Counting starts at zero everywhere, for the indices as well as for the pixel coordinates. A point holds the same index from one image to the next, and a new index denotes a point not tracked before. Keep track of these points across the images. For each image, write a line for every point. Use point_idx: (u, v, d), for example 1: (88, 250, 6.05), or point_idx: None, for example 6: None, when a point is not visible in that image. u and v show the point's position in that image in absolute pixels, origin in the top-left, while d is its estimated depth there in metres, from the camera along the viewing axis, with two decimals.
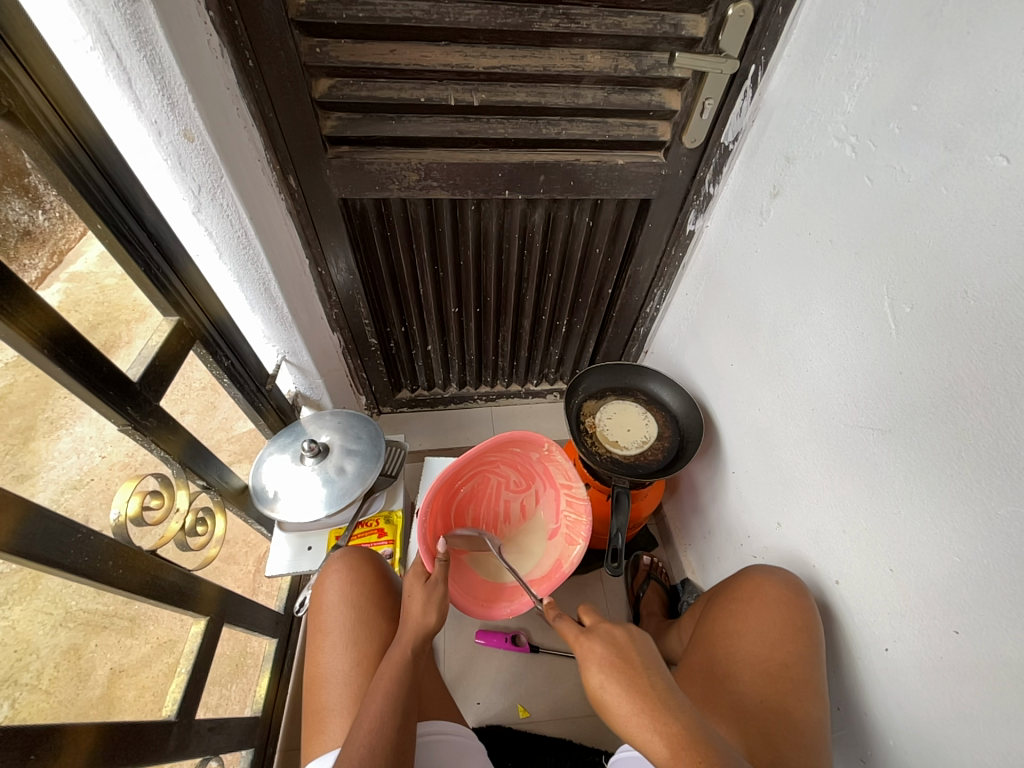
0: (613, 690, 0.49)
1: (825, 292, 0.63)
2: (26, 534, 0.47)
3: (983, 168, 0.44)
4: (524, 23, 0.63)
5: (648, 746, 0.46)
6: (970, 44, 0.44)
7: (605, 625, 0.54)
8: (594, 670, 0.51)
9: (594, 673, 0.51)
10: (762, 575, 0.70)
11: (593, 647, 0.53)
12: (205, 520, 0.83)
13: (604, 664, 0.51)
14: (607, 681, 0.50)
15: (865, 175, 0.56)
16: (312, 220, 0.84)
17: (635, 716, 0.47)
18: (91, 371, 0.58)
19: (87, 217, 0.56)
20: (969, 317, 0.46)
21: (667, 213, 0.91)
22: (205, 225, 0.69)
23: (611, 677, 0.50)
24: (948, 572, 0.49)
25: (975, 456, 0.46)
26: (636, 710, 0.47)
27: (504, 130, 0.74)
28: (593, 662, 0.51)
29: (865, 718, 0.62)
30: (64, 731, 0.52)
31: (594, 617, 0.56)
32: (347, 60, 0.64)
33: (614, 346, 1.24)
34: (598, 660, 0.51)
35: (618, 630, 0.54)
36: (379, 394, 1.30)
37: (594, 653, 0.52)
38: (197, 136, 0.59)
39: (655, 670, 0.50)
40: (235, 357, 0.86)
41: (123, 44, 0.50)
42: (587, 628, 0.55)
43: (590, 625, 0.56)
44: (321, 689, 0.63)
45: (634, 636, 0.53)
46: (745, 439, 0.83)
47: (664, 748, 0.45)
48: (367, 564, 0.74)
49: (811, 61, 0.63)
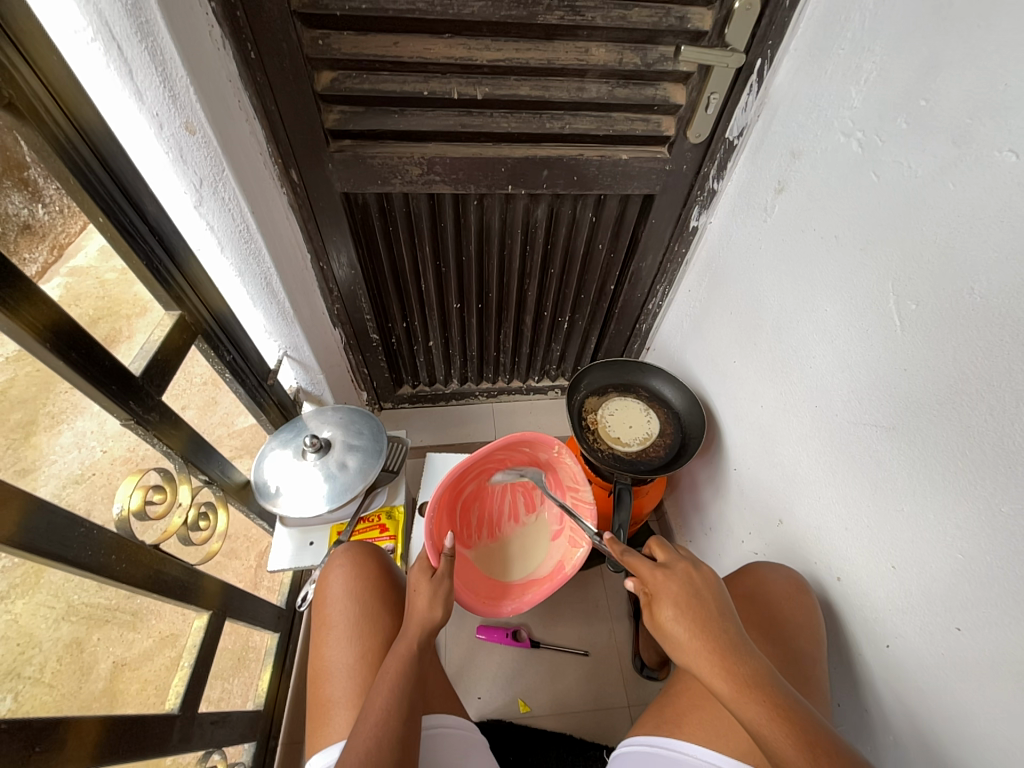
0: (683, 629, 0.50)
1: (831, 289, 0.62)
2: (29, 528, 0.47)
3: (991, 163, 0.43)
4: (528, 15, 0.63)
5: (712, 681, 0.48)
6: (980, 39, 0.44)
7: (682, 566, 0.54)
8: (667, 605, 0.52)
9: (667, 607, 0.52)
10: (765, 573, 0.71)
11: (668, 587, 0.53)
12: (208, 515, 0.82)
13: (678, 604, 0.52)
14: (681, 620, 0.51)
15: (872, 170, 0.56)
16: (314, 214, 0.84)
17: (703, 654, 0.49)
18: (94, 366, 0.57)
19: (88, 209, 0.56)
20: (975, 314, 0.45)
21: (670, 209, 0.91)
22: (207, 218, 0.68)
23: (685, 616, 0.51)
24: (951, 569, 0.49)
25: (980, 452, 0.46)
26: (707, 649, 0.49)
27: (507, 124, 0.74)
28: (667, 598, 0.52)
29: (868, 713, 0.63)
30: (68, 725, 0.52)
31: (668, 554, 0.56)
32: (350, 52, 0.64)
33: (616, 342, 1.24)
34: (672, 598, 0.52)
35: (694, 573, 0.54)
36: (381, 390, 1.30)
37: (670, 591, 0.53)
38: (199, 128, 0.59)
39: (728, 616, 0.51)
40: (236, 352, 0.85)
41: (123, 34, 0.49)
42: (661, 565, 0.55)
43: (662, 561, 0.56)
44: (325, 682, 0.63)
45: (709, 579, 0.54)
46: (747, 435, 0.83)
47: (728, 683, 0.47)
48: (371, 558, 0.75)
49: (819, 56, 0.63)
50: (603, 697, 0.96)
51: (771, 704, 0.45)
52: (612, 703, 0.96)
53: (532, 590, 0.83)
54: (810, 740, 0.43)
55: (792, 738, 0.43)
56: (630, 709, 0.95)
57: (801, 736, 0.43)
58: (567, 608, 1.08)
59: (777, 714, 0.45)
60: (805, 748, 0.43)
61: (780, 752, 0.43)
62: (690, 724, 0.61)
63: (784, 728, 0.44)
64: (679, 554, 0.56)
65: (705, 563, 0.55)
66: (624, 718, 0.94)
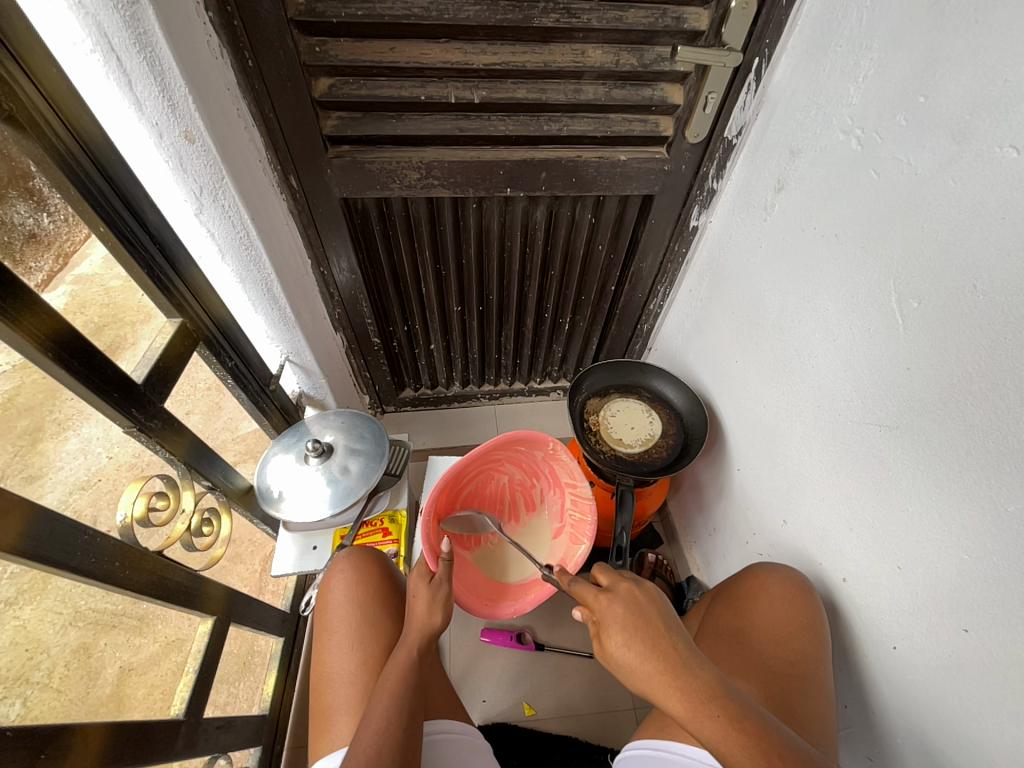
0: (633, 653, 0.49)
1: (831, 287, 0.62)
2: (34, 536, 0.47)
3: (992, 159, 0.43)
4: (524, 19, 0.63)
5: (668, 704, 0.47)
6: (979, 34, 0.43)
7: (625, 587, 0.52)
8: (616, 632, 0.50)
9: (616, 634, 0.50)
10: (765, 574, 0.70)
11: (613, 611, 0.51)
12: (211, 520, 0.83)
13: (626, 627, 0.50)
14: (630, 644, 0.49)
15: (871, 168, 0.55)
16: (313, 220, 0.84)
17: (657, 677, 0.47)
18: (96, 374, 0.58)
19: (89, 220, 0.56)
20: (977, 312, 0.45)
21: (670, 209, 0.91)
22: (207, 226, 0.69)
23: (634, 641, 0.49)
24: (957, 570, 0.49)
25: (984, 451, 0.45)
26: (659, 670, 0.47)
27: (505, 127, 0.74)
28: (614, 624, 0.50)
29: (874, 715, 0.62)
30: (74, 730, 0.53)
31: (611, 577, 0.55)
32: (347, 58, 0.64)
33: (617, 343, 1.24)
34: (619, 624, 0.50)
35: (638, 592, 0.53)
36: (383, 394, 1.30)
37: (616, 616, 0.51)
38: (198, 136, 0.59)
39: (677, 635, 0.49)
40: (238, 357, 0.86)
41: (122, 45, 0.50)
42: (605, 588, 0.54)
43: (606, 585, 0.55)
44: (328, 688, 0.63)
45: (654, 598, 0.52)
46: (749, 436, 0.83)
47: (684, 705, 0.46)
48: (373, 563, 0.75)
49: (816, 54, 0.62)
50: (608, 700, 0.96)
51: (727, 718, 0.45)
52: (617, 705, 0.96)
53: (533, 591, 0.81)
54: (766, 748, 0.44)
55: (750, 750, 0.44)
56: (635, 711, 0.95)
57: (757, 746, 0.44)
58: (571, 609, 1.07)
59: (734, 727, 0.45)
60: (760, 756, 0.44)
61: (738, 764, 0.44)
62: None
63: (741, 740, 0.44)
64: (622, 574, 0.55)
65: (647, 580, 0.54)
66: (629, 720, 0.94)
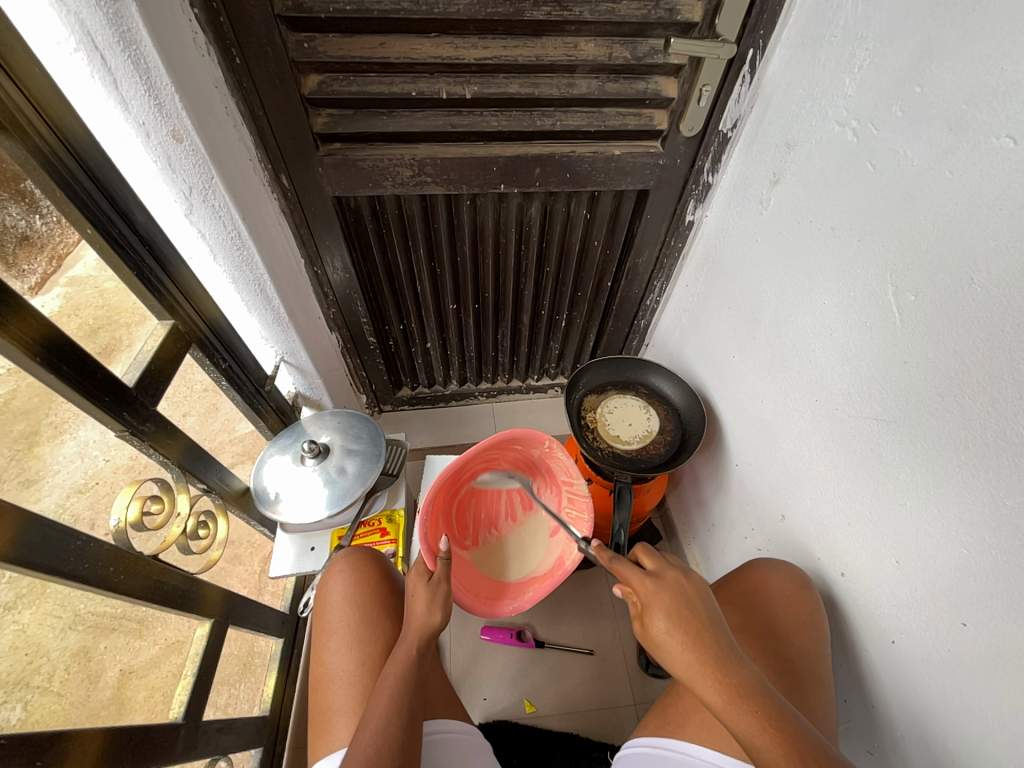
0: (676, 638, 0.50)
1: (828, 281, 0.61)
2: (25, 543, 0.47)
3: (988, 150, 0.43)
4: (514, 12, 0.62)
5: (703, 690, 0.47)
6: (976, 22, 0.43)
7: (673, 575, 0.54)
8: (660, 616, 0.51)
9: (659, 618, 0.51)
10: (764, 573, 0.69)
11: (660, 596, 0.53)
12: (207, 523, 0.83)
13: (671, 613, 0.51)
14: (673, 630, 0.50)
15: (868, 160, 0.55)
16: (306, 218, 0.83)
17: (696, 665, 0.48)
18: (87, 378, 0.57)
19: (76, 221, 0.56)
20: (974, 304, 0.45)
21: (666, 203, 0.90)
22: (198, 227, 0.68)
23: (678, 627, 0.50)
24: (956, 564, 0.49)
25: (982, 445, 0.45)
26: (700, 658, 0.49)
27: (498, 123, 0.73)
28: (659, 608, 0.52)
29: (874, 709, 0.62)
30: (71, 736, 0.52)
31: (657, 563, 0.56)
32: (336, 54, 0.63)
33: (615, 339, 1.23)
34: (665, 609, 0.52)
35: (685, 582, 0.54)
36: (380, 392, 1.30)
37: (661, 601, 0.52)
38: (185, 136, 0.58)
39: (720, 628, 0.51)
40: (232, 359, 0.85)
41: (106, 43, 0.49)
42: (651, 574, 0.55)
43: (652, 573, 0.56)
44: (326, 690, 0.63)
45: (701, 591, 0.53)
46: (748, 432, 0.82)
47: (720, 693, 0.47)
48: (370, 564, 0.74)
49: (811, 45, 0.62)
50: (608, 696, 0.96)
51: (761, 713, 0.45)
52: (618, 702, 0.96)
53: (534, 588, 0.81)
54: (801, 748, 0.43)
55: (782, 746, 0.43)
56: (636, 707, 0.95)
57: (793, 746, 0.43)
58: (571, 606, 1.07)
59: (768, 722, 0.45)
60: (795, 755, 0.43)
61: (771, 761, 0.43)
62: (693, 725, 0.60)
63: (774, 737, 0.44)
64: (669, 564, 0.56)
65: (694, 571, 0.56)
66: (630, 716, 0.94)
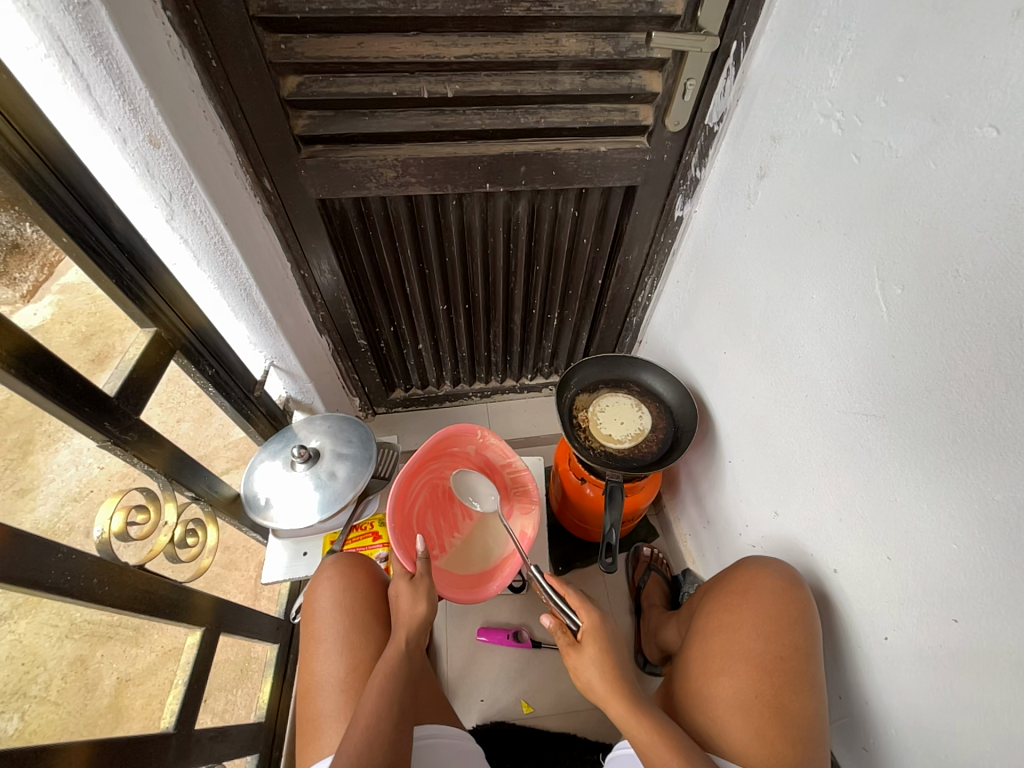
0: (607, 664, 0.58)
1: (815, 276, 0.61)
2: (6, 555, 0.46)
3: (972, 139, 0.42)
4: (493, 9, 0.61)
5: (615, 705, 0.56)
6: (957, 10, 0.42)
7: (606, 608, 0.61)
8: (596, 648, 0.58)
9: (594, 648, 0.58)
10: (756, 569, 0.68)
11: (599, 630, 0.59)
12: (196, 531, 0.82)
13: (606, 645, 0.59)
14: (595, 657, 0.58)
15: (852, 153, 0.54)
16: (290, 222, 0.82)
17: (612, 687, 0.57)
18: (65, 388, 0.57)
19: (52, 230, 0.55)
20: (960, 296, 0.44)
21: (653, 200, 0.89)
22: (180, 232, 0.67)
23: (609, 656, 0.58)
24: (946, 559, 0.48)
25: (971, 440, 0.44)
26: (616, 680, 0.57)
27: (480, 121, 0.72)
28: (597, 641, 0.59)
29: (868, 706, 0.61)
30: (59, 748, 0.52)
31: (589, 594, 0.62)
32: (314, 55, 0.63)
33: (607, 337, 1.22)
34: (603, 641, 0.59)
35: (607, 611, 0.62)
36: (373, 395, 1.29)
37: (601, 635, 0.59)
38: (163, 141, 0.58)
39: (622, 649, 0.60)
40: (219, 365, 0.85)
41: (77, 49, 0.48)
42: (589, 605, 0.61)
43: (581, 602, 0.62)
44: (316, 697, 0.63)
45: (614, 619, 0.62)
46: (739, 429, 0.82)
47: (626, 707, 0.56)
48: (360, 568, 0.74)
49: (794, 37, 0.61)
50: None
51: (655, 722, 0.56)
52: None
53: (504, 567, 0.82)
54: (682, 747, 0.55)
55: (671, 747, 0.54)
56: None
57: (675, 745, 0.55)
58: None
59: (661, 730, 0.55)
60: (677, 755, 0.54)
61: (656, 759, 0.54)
62: None
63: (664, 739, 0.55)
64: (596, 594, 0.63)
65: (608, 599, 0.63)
66: None
